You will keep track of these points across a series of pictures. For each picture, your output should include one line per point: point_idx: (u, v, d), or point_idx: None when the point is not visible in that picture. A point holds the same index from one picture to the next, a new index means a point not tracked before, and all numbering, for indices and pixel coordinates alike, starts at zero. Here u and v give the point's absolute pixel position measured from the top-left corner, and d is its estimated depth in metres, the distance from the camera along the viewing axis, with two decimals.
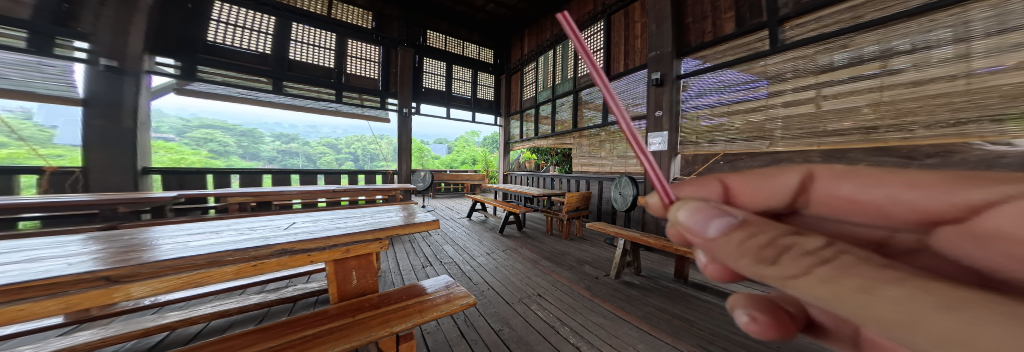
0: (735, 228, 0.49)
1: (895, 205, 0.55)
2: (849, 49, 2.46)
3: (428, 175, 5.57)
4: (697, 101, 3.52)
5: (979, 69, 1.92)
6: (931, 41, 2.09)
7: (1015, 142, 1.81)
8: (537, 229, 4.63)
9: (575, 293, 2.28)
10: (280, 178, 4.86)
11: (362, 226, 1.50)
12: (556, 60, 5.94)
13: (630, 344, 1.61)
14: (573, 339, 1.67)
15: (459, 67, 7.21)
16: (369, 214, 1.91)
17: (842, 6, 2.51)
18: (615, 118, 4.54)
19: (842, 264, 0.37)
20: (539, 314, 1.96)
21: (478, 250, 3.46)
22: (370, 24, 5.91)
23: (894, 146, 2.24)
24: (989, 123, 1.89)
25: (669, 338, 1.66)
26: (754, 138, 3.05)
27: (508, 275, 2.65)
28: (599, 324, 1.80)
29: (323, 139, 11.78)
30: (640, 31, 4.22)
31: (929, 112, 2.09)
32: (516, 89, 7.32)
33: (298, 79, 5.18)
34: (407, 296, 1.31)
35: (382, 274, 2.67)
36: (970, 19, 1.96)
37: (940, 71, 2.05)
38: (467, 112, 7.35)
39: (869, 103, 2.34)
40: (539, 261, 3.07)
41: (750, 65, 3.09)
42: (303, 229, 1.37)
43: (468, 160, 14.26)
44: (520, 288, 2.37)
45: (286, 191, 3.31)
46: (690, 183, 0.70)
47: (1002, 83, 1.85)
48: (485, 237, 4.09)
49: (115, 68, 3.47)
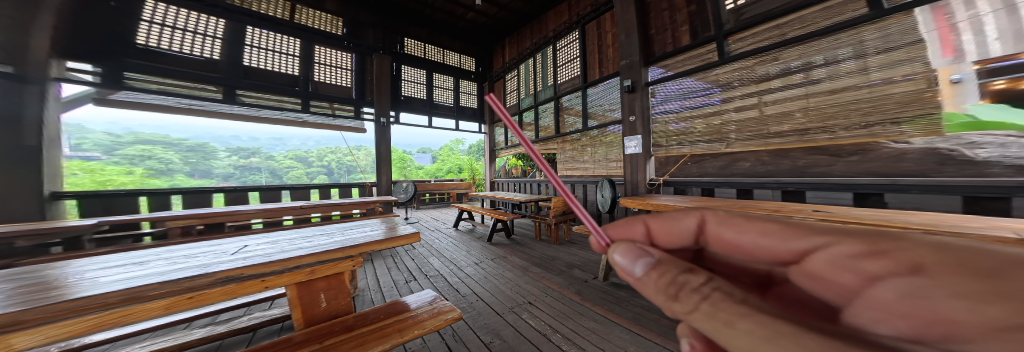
0: (653, 267, 0.55)
1: (754, 248, 0.63)
2: (779, 61, 2.75)
3: (412, 186, 5.44)
4: (664, 107, 3.67)
5: (875, 80, 2.24)
6: (833, 58, 2.44)
7: (912, 140, 2.12)
8: (525, 235, 4.58)
9: (566, 298, 2.26)
10: (238, 196, 4.42)
11: (331, 244, 1.36)
12: (536, 67, 6.02)
13: (622, 348, 1.60)
14: (564, 345, 1.63)
15: (440, 75, 7.16)
16: (340, 230, 1.77)
17: (771, 24, 2.81)
18: (594, 123, 4.64)
19: (715, 300, 0.43)
20: (530, 322, 1.90)
21: (466, 260, 3.34)
22: (341, 30, 5.69)
23: (825, 145, 2.51)
24: (891, 125, 2.18)
25: (660, 338, 1.67)
26: (713, 140, 3.24)
27: (497, 284, 2.59)
28: (590, 329, 1.78)
29: (291, 152, 10.82)
30: (611, 40, 4.43)
31: (846, 116, 2.38)
32: (500, 96, 7.37)
33: (263, 89, 4.95)
34: (385, 315, 1.21)
35: (358, 292, 2.48)
36: (864, 39, 2.28)
37: (849, 81, 2.36)
38: (451, 119, 7.30)
39: (799, 109, 2.64)
40: (529, 268, 3.02)
41: (705, 74, 3.28)
42: (256, 253, 1.22)
43: (454, 168, 13.92)
44: (510, 297, 2.30)
45: (240, 210, 3.01)
46: (617, 223, 0.77)
47: (897, 91, 2.16)
48: (474, 247, 3.98)
49: (11, 75, 3.01)
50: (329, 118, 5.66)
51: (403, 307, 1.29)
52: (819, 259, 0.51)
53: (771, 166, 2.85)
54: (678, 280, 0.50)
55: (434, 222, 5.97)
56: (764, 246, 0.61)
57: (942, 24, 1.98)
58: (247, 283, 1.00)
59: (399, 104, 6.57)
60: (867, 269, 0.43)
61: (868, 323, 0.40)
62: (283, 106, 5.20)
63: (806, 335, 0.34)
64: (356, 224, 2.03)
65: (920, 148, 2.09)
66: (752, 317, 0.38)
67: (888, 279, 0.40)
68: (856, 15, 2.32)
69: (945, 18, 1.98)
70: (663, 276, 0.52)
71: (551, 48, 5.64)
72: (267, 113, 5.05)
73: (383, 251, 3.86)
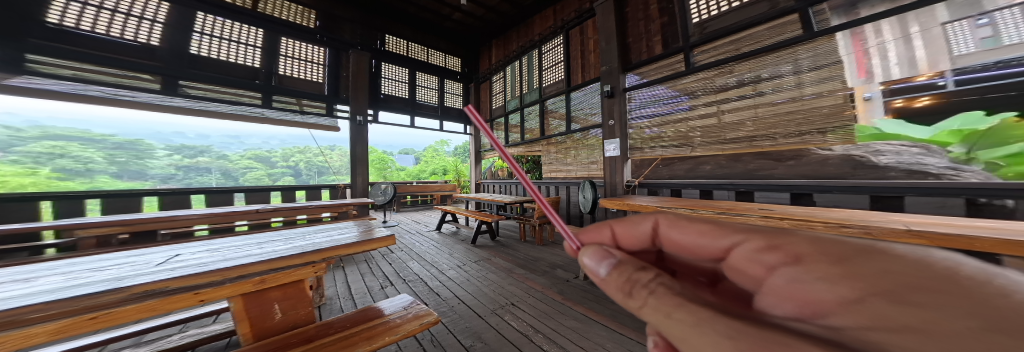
0: (615, 266, 0.58)
1: (693, 247, 0.69)
2: (734, 74, 3.03)
3: (391, 188, 4.97)
4: (639, 112, 3.87)
5: (808, 95, 2.57)
6: (776, 73, 2.75)
7: (833, 148, 2.45)
8: (509, 237, 4.57)
9: (548, 298, 2.28)
10: (181, 198, 4.07)
11: (287, 250, 1.27)
12: (523, 70, 6.04)
13: (599, 344, 1.65)
14: (545, 345, 1.65)
15: (423, 74, 6.96)
16: (300, 235, 1.64)
17: (728, 40, 3.10)
18: (578, 127, 4.75)
19: (662, 293, 0.47)
20: (512, 323, 1.90)
21: (448, 263, 3.25)
22: (313, 23, 5.32)
23: (770, 151, 2.80)
24: (819, 134, 2.51)
25: (634, 333, 1.74)
26: (680, 144, 3.49)
27: (480, 287, 2.55)
28: (571, 328, 1.82)
29: (248, 151, 9.69)
30: (594, 46, 4.57)
31: (786, 125, 2.69)
32: (486, 97, 7.31)
33: (214, 81, 4.48)
34: (352, 323, 1.14)
35: (325, 301, 2.30)
36: (798, 57, 2.62)
37: (786, 95, 2.69)
38: (434, 120, 7.13)
39: (748, 118, 2.93)
40: (513, 269, 3.02)
41: (674, 83, 3.52)
42: (189, 263, 1.09)
43: (438, 170, 13.50)
44: (493, 299, 2.28)
45: (181, 215, 2.66)
46: (588, 229, 0.81)
47: (823, 105, 2.48)
48: (457, 250, 3.88)
49: None
50: (295, 115, 5.25)
51: (374, 314, 1.22)
52: (737, 255, 0.59)
53: (727, 169, 3.12)
54: (630, 278, 0.53)
55: (414, 225, 5.75)
56: (698, 246, 0.67)
57: (857, 49, 2.33)
58: (174, 299, 0.88)
59: (377, 102, 6.28)
60: (769, 260, 0.51)
61: (768, 306, 0.49)
62: (238, 100, 4.72)
63: (737, 323, 0.38)
64: (323, 228, 1.89)
65: (839, 155, 2.41)
66: (684, 307, 0.43)
67: (783, 269, 0.48)
68: (792, 36, 2.67)
69: (860, 44, 2.32)
70: (619, 273, 0.55)
71: (536, 51, 5.69)
72: (219, 107, 4.56)
73: (356, 256, 3.64)
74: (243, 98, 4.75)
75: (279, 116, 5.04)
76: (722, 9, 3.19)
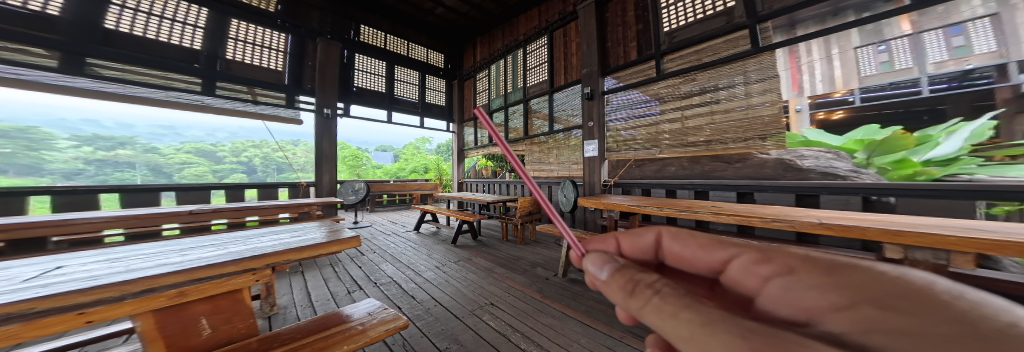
0: (619, 270, 0.58)
1: (694, 262, 0.71)
2: (697, 82, 3.27)
3: (364, 187, 4.77)
4: (615, 115, 4.04)
5: (755, 104, 2.86)
6: (729, 83, 3.03)
7: (769, 152, 2.78)
8: (491, 236, 4.53)
9: (527, 297, 2.30)
10: (76, 199, 3.51)
11: (222, 256, 1.12)
12: (507, 69, 6.00)
13: (574, 341, 1.67)
14: (523, 344, 1.65)
15: (402, 68, 6.65)
16: (239, 239, 1.46)
17: (691, 50, 3.35)
18: (559, 127, 4.83)
19: (665, 294, 0.47)
20: (490, 323, 1.88)
21: (425, 265, 3.13)
22: (275, 7, 4.88)
23: (722, 154, 3.08)
24: (759, 141, 2.83)
25: (605, 328, 1.80)
26: (649, 146, 3.69)
27: (458, 288, 2.49)
28: (547, 325, 1.84)
29: (187, 144, 8.42)
30: (576, 49, 4.63)
31: (735, 132, 2.98)
32: (469, 96, 7.17)
33: (138, 62, 3.87)
34: (303, 334, 1.03)
35: (278, 310, 2.09)
36: (747, 70, 2.92)
37: (735, 104, 2.99)
38: (414, 116, 6.84)
39: (706, 124, 3.19)
40: (493, 269, 2.99)
41: (647, 88, 3.72)
42: (78, 277, 0.90)
43: (418, 168, 12.95)
44: (472, 300, 2.24)
45: (80, 218, 2.21)
46: (594, 239, 0.83)
47: (764, 114, 2.80)
48: (436, 250, 3.75)
49: None
50: (246, 105, 4.70)
51: (332, 322, 1.12)
52: (735, 267, 0.61)
53: (688, 170, 3.37)
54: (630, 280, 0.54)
55: (388, 225, 5.47)
56: (697, 259, 0.70)
57: (792, 65, 2.68)
58: (44, 323, 0.68)
59: (349, 95, 5.88)
60: (761, 272, 0.55)
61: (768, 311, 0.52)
62: (169, 85, 4.10)
63: (730, 319, 0.37)
64: (275, 230, 1.73)
65: (774, 158, 2.74)
66: (692, 308, 0.42)
67: (777, 279, 0.52)
68: (743, 50, 2.97)
69: (795, 61, 2.67)
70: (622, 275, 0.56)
71: (520, 51, 5.68)
72: (144, 92, 3.93)
73: (319, 260, 3.36)
74: (176, 83, 4.14)
75: (222, 106, 4.53)
76: (687, 20, 3.41)
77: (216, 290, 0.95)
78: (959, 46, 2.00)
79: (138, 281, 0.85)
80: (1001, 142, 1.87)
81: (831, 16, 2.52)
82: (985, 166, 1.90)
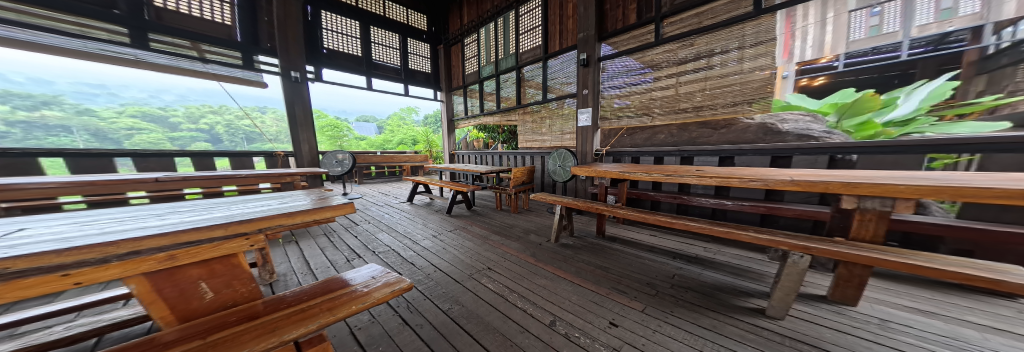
0: None
1: None
2: (694, 47, 3.17)
3: (348, 157, 4.70)
4: (610, 83, 3.96)
5: (746, 69, 2.85)
6: (724, 48, 2.96)
7: (754, 117, 2.88)
8: (485, 207, 4.63)
9: (521, 261, 2.43)
10: (10, 162, 3.28)
11: (207, 220, 1.10)
12: (497, 33, 5.57)
13: (566, 298, 1.81)
14: (520, 302, 1.77)
15: (380, 30, 6.07)
16: (222, 206, 1.41)
17: (691, 13, 3.18)
18: (552, 96, 4.70)
19: None
20: (488, 286, 2.00)
21: (422, 234, 3.20)
22: None
23: (710, 120, 3.15)
24: (746, 106, 2.89)
25: (594, 285, 1.95)
26: (641, 115, 3.69)
27: (456, 254, 2.60)
28: (542, 286, 1.97)
29: (127, 107, 7.42)
30: (572, 11, 4.30)
31: (724, 98, 3.01)
32: (456, 62, 6.71)
33: (39, 3, 3.22)
34: (308, 296, 1.07)
35: (277, 277, 2.13)
36: (745, 34, 2.82)
37: (727, 70, 2.96)
38: (397, 84, 6.42)
39: (698, 90, 3.19)
40: (488, 236, 3.10)
41: (643, 54, 3.59)
42: (47, 238, 0.85)
43: (405, 140, 12.51)
44: (469, 265, 2.35)
45: (25, 184, 2.03)
46: None
47: (754, 78, 2.81)
48: (430, 220, 3.81)
49: None
50: (183, 60, 4.20)
51: (333, 287, 1.15)
52: None
53: (677, 138, 3.43)
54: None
55: (378, 197, 5.41)
56: None
57: (786, 30, 2.62)
58: (28, 284, 0.64)
59: (318, 58, 5.36)
60: None
61: None
62: (86, 34, 3.50)
63: None
64: (258, 197, 1.66)
65: (757, 123, 2.86)
66: None
67: None
68: (743, 13, 2.83)
69: (790, 26, 2.61)
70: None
71: (512, 13, 5.23)
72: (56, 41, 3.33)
73: (312, 228, 3.37)
74: (94, 32, 3.54)
75: (159, 62, 4.00)
76: None
77: (208, 254, 0.92)
78: (945, 8, 2.06)
79: (119, 243, 0.82)
80: (954, 102, 2.16)
81: None
82: (935, 125, 2.17)
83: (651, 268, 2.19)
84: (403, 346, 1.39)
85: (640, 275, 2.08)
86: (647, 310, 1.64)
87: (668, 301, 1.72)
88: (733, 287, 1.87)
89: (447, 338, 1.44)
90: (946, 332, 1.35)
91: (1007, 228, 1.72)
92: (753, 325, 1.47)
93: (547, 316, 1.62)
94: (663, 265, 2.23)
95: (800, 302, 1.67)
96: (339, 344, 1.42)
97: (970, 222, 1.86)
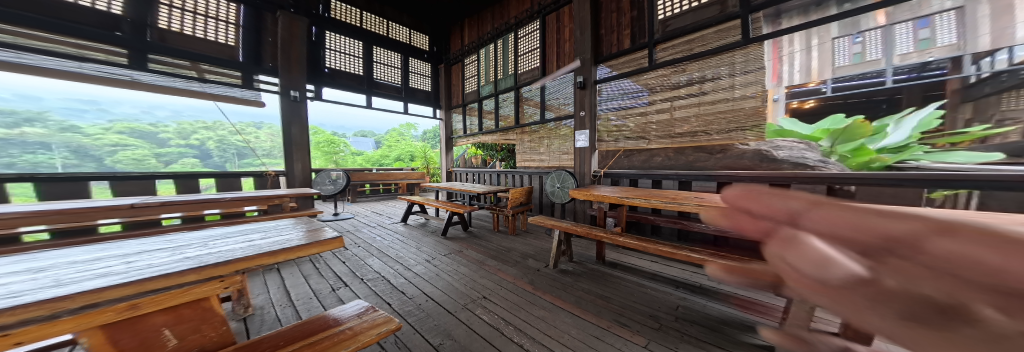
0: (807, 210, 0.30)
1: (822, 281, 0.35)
2: (687, 72, 3.26)
3: (342, 176, 4.67)
4: (606, 104, 4.03)
5: (739, 95, 2.90)
6: (715, 75, 3.05)
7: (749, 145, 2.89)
8: (482, 228, 4.52)
9: (518, 289, 2.32)
10: None
11: (179, 263, 1.03)
12: (498, 54, 5.76)
13: (565, 332, 1.70)
14: (516, 338, 1.66)
15: (383, 49, 6.29)
16: (199, 242, 1.34)
17: (683, 40, 3.30)
18: (551, 116, 4.77)
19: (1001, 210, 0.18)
20: (482, 318, 1.89)
21: (414, 258, 3.08)
22: None
23: (706, 145, 3.17)
24: (740, 132, 2.92)
25: (594, 318, 1.84)
26: (638, 138, 3.72)
27: (449, 281, 2.48)
28: (539, 317, 1.86)
29: (114, 124, 7.34)
30: (569, 34, 4.47)
31: (719, 123, 3.05)
32: (457, 81, 6.88)
33: (35, 24, 3.31)
34: (285, 342, 0.98)
35: (254, 311, 2.01)
36: (735, 61, 2.91)
37: (721, 95, 3.02)
38: (398, 102, 6.55)
39: (693, 115, 3.23)
40: (484, 261, 3.00)
41: (639, 78, 3.68)
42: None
43: (404, 156, 12.49)
44: (463, 294, 2.24)
45: None
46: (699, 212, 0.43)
47: (746, 104, 2.86)
48: (425, 242, 3.70)
49: None
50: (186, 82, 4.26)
51: (314, 329, 1.06)
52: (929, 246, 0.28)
53: (674, 160, 3.44)
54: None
55: (372, 217, 5.28)
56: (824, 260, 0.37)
57: (774, 55, 2.72)
58: None
59: (320, 77, 5.48)
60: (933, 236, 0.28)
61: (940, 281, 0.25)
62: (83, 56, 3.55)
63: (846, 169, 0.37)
64: (241, 228, 1.60)
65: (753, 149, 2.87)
66: None
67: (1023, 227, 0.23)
68: (732, 41, 2.95)
69: (777, 51, 2.71)
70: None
71: (511, 35, 5.44)
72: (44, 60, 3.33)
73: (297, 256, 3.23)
74: (90, 53, 3.59)
75: (155, 82, 3.98)
76: (682, 8, 3.31)
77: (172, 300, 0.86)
78: (923, 39, 2.21)
79: None
80: (944, 130, 2.22)
81: (813, 8, 2.57)
82: (930, 153, 2.20)
83: (653, 298, 2.09)
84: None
85: (641, 307, 1.98)
86: (651, 348, 1.55)
87: (672, 337, 1.62)
88: (739, 321, 1.78)
89: None
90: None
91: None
92: None
93: None
94: (665, 295, 2.13)
95: None
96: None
97: None
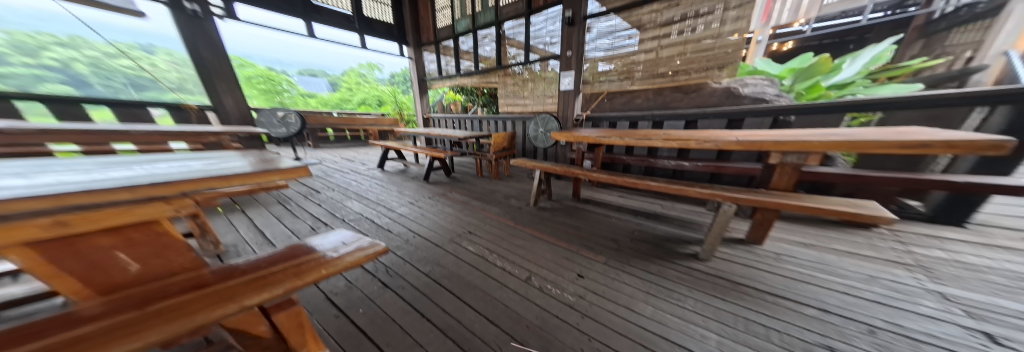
0: None
1: None
2: (680, 7, 3.01)
3: (288, 116, 4.37)
4: (594, 44, 3.73)
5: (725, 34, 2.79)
6: (710, 9, 2.83)
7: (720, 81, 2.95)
8: (466, 173, 4.56)
9: (501, 224, 2.52)
10: None
11: (98, 182, 0.92)
12: None
13: (542, 256, 1.93)
14: (500, 263, 1.87)
15: None
16: (121, 168, 1.18)
17: None
18: (535, 57, 4.42)
19: None
20: (469, 249, 2.07)
21: (397, 201, 3.17)
22: None
23: (683, 85, 3.20)
24: (715, 70, 2.92)
25: (567, 244, 2.08)
26: (621, 78, 3.61)
27: (434, 220, 2.63)
28: (520, 246, 2.09)
29: None
30: None
31: (699, 63, 3.00)
32: (427, 11, 5.92)
33: None
34: (269, 263, 1.00)
35: (225, 248, 2.06)
36: None
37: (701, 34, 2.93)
38: (353, 35, 5.67)
39: (677, 54, 3.13)
40: (469, 202, 3.14)
41: (630, 13, 3.37)
42: None
43: (370, 101, 11.27)
44: (450, 230, 2.40)
45: None
46: None
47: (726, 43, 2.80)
48: (407, 187, 3.74)
49: None
50: None
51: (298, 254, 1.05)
52: None
53: (653, 102, 3.53)
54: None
55: (345, 164, 5.07)
56: None
57: None
58: None
59: None
60: None
61: None
62: None
63: None
64: (179, 158, 1.46)
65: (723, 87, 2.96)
66: None
67: None
68: None
69: None
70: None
71: None
72: None
73: (261, 197, 3.17)
74: None
75: None
76: None
77: (116, 220, 0.74)
78: None
79: None
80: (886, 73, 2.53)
81: None
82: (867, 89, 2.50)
83: (614, 226, 2.37)
84: (385, 307, 1.46)
85: (606, 233, 2.25)
86: (609, 262, 1.81)
87: (626, 254, 1.91)
88: (678, 237, 2.11)
89: (429, 299, 1.51)
90: (818, 259, 1.78)
91: (886, 175, 2.07)
92: (693, 270, 1.68)
93: (524, 273, 1.74)
94: (625, 222, 2.43)
95: (724, 245, 1.95)
96: (314, 309, 1.46)
97: (868, 170, 2.21)
